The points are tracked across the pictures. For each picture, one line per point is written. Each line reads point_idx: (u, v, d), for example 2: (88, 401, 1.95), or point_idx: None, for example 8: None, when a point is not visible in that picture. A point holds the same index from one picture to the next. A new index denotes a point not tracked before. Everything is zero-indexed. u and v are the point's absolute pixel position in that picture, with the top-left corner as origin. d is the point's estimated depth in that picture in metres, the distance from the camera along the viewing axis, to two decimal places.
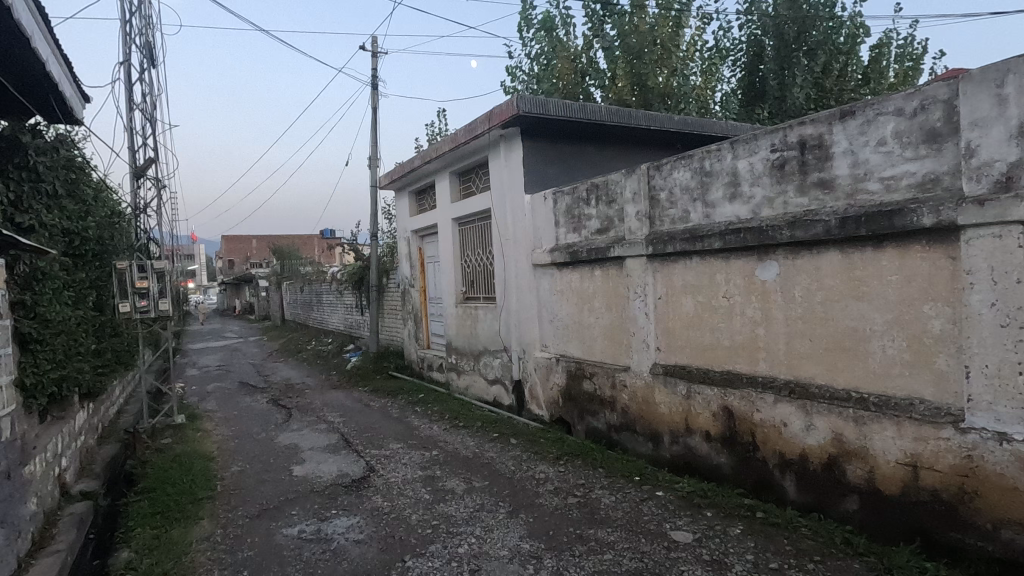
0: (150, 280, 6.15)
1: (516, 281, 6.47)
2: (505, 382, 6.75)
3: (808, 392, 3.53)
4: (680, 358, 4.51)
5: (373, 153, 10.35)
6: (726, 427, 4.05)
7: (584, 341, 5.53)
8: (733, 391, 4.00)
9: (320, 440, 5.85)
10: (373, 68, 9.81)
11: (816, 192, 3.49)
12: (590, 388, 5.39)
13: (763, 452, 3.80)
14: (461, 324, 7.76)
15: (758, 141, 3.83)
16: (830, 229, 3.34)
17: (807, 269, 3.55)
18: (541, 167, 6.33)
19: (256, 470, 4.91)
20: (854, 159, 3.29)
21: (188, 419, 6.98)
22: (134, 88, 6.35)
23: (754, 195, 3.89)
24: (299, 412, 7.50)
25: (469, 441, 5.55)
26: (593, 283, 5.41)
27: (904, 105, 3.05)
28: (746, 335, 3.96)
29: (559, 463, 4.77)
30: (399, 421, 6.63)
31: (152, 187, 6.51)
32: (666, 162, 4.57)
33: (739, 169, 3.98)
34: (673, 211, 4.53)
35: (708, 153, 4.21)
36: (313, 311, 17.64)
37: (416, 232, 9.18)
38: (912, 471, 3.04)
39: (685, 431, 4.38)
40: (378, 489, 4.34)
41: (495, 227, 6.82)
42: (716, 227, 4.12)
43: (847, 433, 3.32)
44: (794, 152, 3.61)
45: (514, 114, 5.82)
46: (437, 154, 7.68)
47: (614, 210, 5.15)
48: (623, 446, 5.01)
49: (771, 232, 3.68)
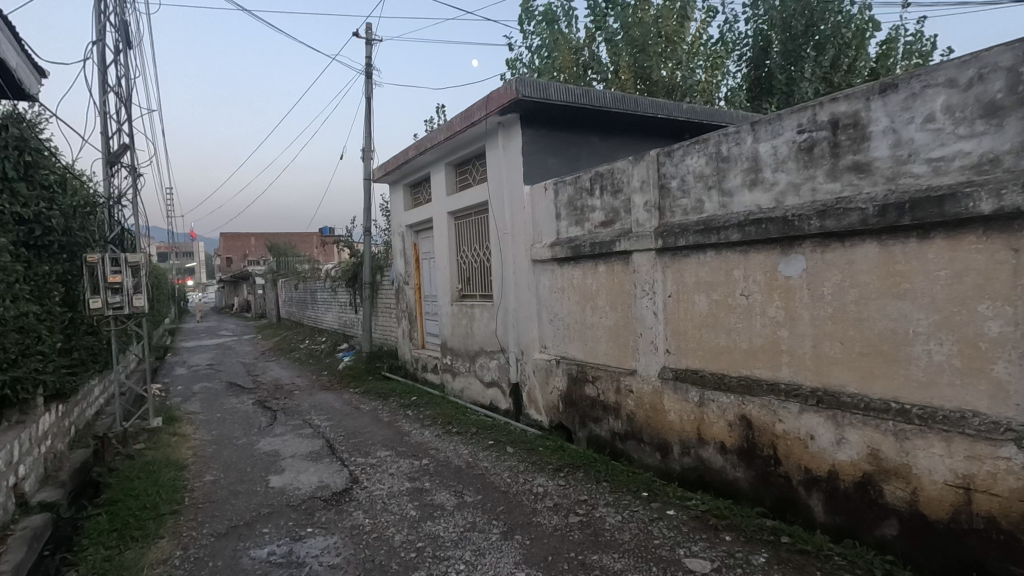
0: (123, 275, 5.78)
1: (514, 279, 6.08)
2: (502, 386, 6.36)
3: (838, 401, 3.15)
4: (691, 361, 4.12)
5: (367, 145, 9.94)
6: (744, 438, 3.68)
7: (587, 342, 5.15)
8: (752, 399, 3.62)
9: (304, 447, 5.46)
10: (367, 56, 9.41)
11: (851, 176, 3.11)
12: (592, 393, 5.01)
13: (787, 467, 3.42)
14: (456, 323, 7.37)
15: (782, 122, 3.44)
16: (868, 218, 2.96)
17: (838, 263, 3.16)
18: (541, 156, 5.95)
19: (230, 480, 4.52)
20: (895, 139, 2.91)
21: (167, 422, 6.59)
22: (108, 70, 5.94)
23: (777, 182, 3.50)
24: (285, 415, 7.09)
25: (463, 449, 5.16)
26: (596, 280, 5.02)
27: (957, 75, 2.67)
28: (767, 338, 3.58)
29: (559, 474, 4.39)
30: (389, 426, 6.25)
31: (127, 175, 6.11)
32: (678, 147, 4.18)
33: (760, 153, 3.60)
34: (685, 201, 4.15)
35: (725, 137, 3.82)
36: (307, 310, 17.22)
37: (411, 227, 8.81)
38: (964, 494, 2.66)
39: (697, 441, 4.01)
40: (360, 504, 3.95)
41: (493, 220, 6.43)
42: (733, 218, 3.74)
43: (886, 448, 2.94)
44: (824, 132, 3.22)
45: (513, 98, 5.44)
46: (432, 144, 7.28)
47: (620, 200, 4.76)
48: (628, 456, 4.63)
49: (797, 222, 3.29)
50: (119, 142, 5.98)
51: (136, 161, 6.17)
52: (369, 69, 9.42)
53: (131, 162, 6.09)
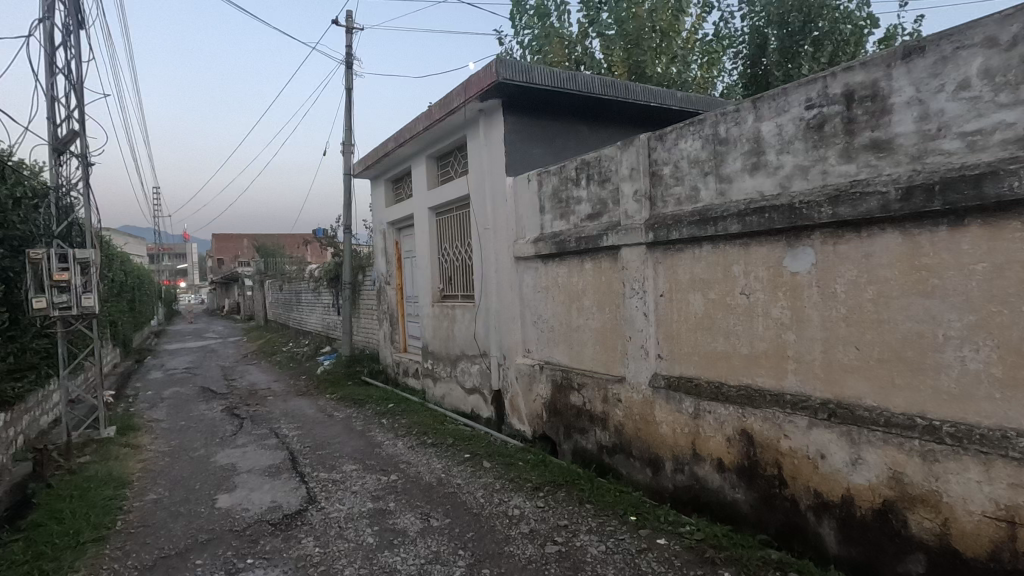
0: (71, 272, 5.30)
1: (495, 278, 5.66)
2: (484, 392, 5.92)
3: (853, 415, 2.74)
4: (686, 368, 3.70)
5: (348, 140, 9.50)
6: (744, 454, 3.26)
7: (572, 347, 4.73)
8: (754, 410, 3.20)
9: (264, 459, 5.00)
10: (348, 45, 8.98)
11: (869, 156, 2.69)
12: (578, 402, 4.58)
13: (794, 489, 3.01)
14: (437, 326, 6.94)
15: (788, 97, 3.03)
16: (890, 203, 2.55)
17: (853, 256, 2.76)
18: (525, 146, 5.53)
19: (173, 500, 4.05)
20: (922, 111, 2.49)
21: (122, 430, 6.10)
22: (56, 51, 5.47)
23: (782, 165, 3.08)
24: (252, 423, 6.63)
25: (436, 463, 4.72)
26: (582, 278, 4.60)
27: (998, 32, 2.25)
28: (771, 342, 3.16)
29: (539, 493, 3.96)
30: (361, 436, 5.80)
31: (78, 164, 5.62)
32: (671, 131, 3.77)
33: (762, 133, 3.18)
34: (679, 189, 3.73)
35: (724, 116, 3.41)
36: (293, 312, 16.73)
37: (392, 224, 8.38)
38: (1006, 528, 2.25)
39: (692, 458, 3.59)
40: (312, 529, 3.51)
41: (474, 216, 5.99)
42: (732, 206, 3.32)
43: (911, 472, 2.53)
44: (837, 107, 2.81)
45: (493, 81, 5.01)
46: (411, 135, 6.85)
47: (608, 190, 4.34)
48: (616, 472, 4.20)
49: (805, 209, 2.88)
50: (67, 128, 5.50)
51: (88, 149, 5.69)
52: (349, 58, 8.98)
53: (82, 150, 5.61)
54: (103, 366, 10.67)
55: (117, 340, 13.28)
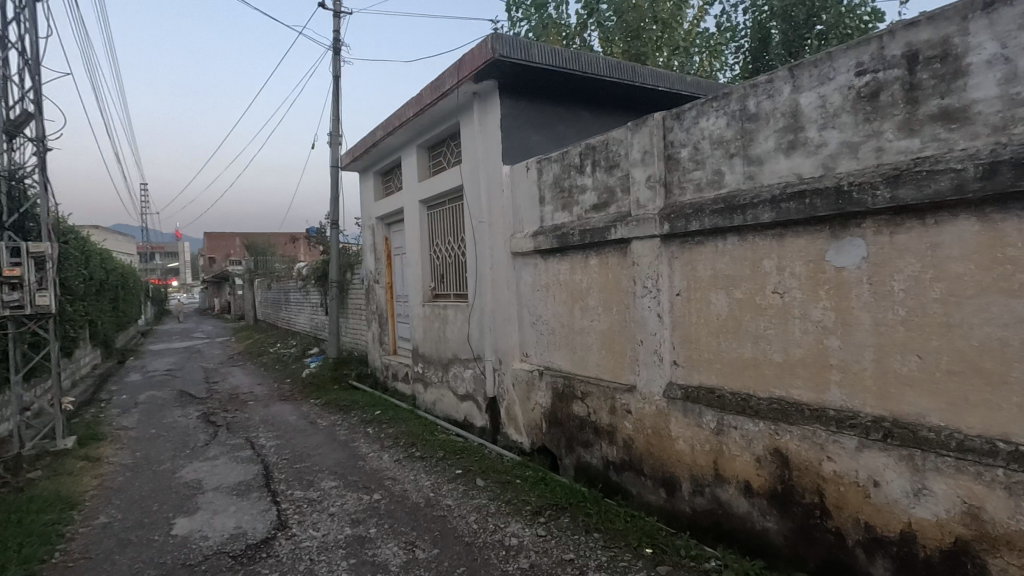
0: (23, 267, 4.85)
1: (491, 276, 5.20)
2: (478, 399, 5.47)
3: (915, 436, 2.31)
4: (706, 377, 3.26)
5: (335, 130, 9.03)
6: (778, 477, 2.83)
7: (575, 351, 4.29)
8: (790, 427, 2.77)
9: (234, 475, 4.52)
10: (335, 29, 8.51)
11: (937, 128, 2.26)
12: (581, 413, 4.14)
13: (839, 520, 2.59)
14: (427, 327, 6.48)
15: (833, 63, 2.60)
16: (967, 183, 2.12)
17: (916, 248, 2.32)
18: (523, 132, 5.09)
19: (124, 526, 3.57)
20: (1008, 71, 2.06)
21: (83, 440, 5.59)
22: (8, 23, 4.97)
23: (824, 143, 2.65)
24: (227, 432, 6.15)
25: (424, 480, 4.26)
26: (586, 275, 4.15)
27: None
28: (809, 349, 2.73)
29: (540, 517, 3.52)
30: (344, 447, 5.33)
31: (31, 149, 5.10)
32: (690, 108, 3.33)
33: (801, 107, 2.74)
34: (699, 174, 3.30)
35: (753, 88, 2.97)
36: (281, 311, 16.25)
37: (381, 219, 7.92)
38: None
39: (714, 479, 3.15)
40: (278, 563, 3.04)
41: (468, 208, 5.54)
42: (764, 192, 2.88)
43: (992, 507, 2.10)
44: (897, 71, 2.37)
45: (488, 60, 4.56)
46: (400, 123, 6.39)
47: (617, 177, 3.89)
48: (625, 491, 3.76)
49: (856, 193, 2.44)
50: (21, 110, 5.00)
51: (46, 133, 5.19)
52: (337, 44, 8.51)
53: (39, 134, 5.11)
54: (78, 369, 10.15)
55: (98, 341, 12.76)
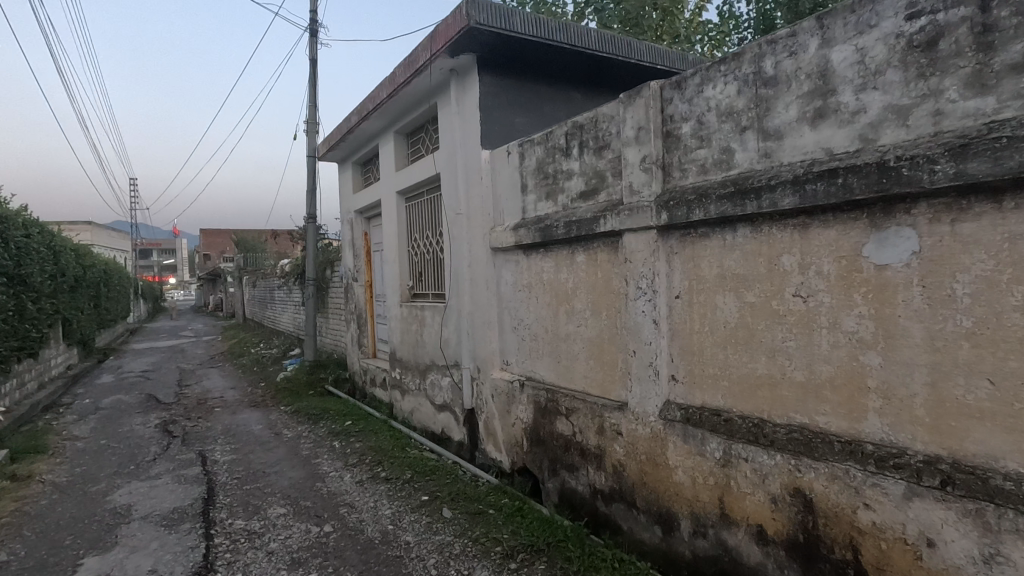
0: None
1: (468, 274, 4.66)
2: (455, 411, 4.93)
3: (986, 484, 1.77)
4: (710, 396, 2.72)
5: (313, 118, 8.45)
6: (800, 524, 2.28)
7: (559, 359, 3.75)
8: (816, 464, 2.22)
9: (171, 499, 3.97)
10: (313, 8, 7.93)
11: (1019, 82, 1.72)
12: (566, 432, 3.59)
13: None
14: (404, 329, 5.93)
15: (876, 5, 2.05)
16: None
17: (988, 242, 1.78)
18: (504, 113, 4.53)
19: (21, 568, 3.03)
20: None
21: (16, 455, 5.03)
22: None
23: (863, 108, 2.10)
24: (182, 445, 5.59)
25: (384, 509, 3.71)
26: (572, 273, 3.60)
27: None
28: (840, 366, 2.18)
29: (512, 562, 2.97)
30: (305, 464, 4.78)
31: None
32: (693, 74, 2.78)
33: (833, 65, 2.19)
34: (704, 153, 2.75)
35: (772, 45, 2.42)
36: (267, 311, 15.66)
37: (360, 213, 7.37)
38: None
39: (720, 520, 2.61)
40: None
41: (445, 198, 4.97)
42: (784, 172, 2.34)
43: None
44: (965, 11, 1.83)
45: (463, 28, 4.00)
46: (374, 106, 5.81)
47: (608, 158, 3.34)
48: (614, 525, 3.22)
49: (906, 169, 1.90)
50: None
51: None
52: (314, 25, 7.94)
53: None
54: (46, 370, 9.62)
55: (73, 340, 12.20)
